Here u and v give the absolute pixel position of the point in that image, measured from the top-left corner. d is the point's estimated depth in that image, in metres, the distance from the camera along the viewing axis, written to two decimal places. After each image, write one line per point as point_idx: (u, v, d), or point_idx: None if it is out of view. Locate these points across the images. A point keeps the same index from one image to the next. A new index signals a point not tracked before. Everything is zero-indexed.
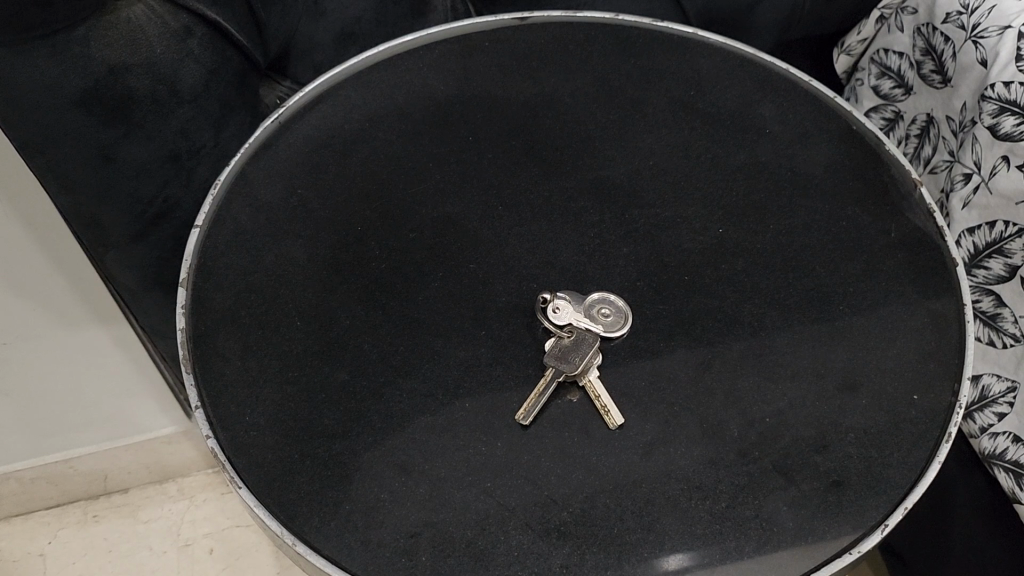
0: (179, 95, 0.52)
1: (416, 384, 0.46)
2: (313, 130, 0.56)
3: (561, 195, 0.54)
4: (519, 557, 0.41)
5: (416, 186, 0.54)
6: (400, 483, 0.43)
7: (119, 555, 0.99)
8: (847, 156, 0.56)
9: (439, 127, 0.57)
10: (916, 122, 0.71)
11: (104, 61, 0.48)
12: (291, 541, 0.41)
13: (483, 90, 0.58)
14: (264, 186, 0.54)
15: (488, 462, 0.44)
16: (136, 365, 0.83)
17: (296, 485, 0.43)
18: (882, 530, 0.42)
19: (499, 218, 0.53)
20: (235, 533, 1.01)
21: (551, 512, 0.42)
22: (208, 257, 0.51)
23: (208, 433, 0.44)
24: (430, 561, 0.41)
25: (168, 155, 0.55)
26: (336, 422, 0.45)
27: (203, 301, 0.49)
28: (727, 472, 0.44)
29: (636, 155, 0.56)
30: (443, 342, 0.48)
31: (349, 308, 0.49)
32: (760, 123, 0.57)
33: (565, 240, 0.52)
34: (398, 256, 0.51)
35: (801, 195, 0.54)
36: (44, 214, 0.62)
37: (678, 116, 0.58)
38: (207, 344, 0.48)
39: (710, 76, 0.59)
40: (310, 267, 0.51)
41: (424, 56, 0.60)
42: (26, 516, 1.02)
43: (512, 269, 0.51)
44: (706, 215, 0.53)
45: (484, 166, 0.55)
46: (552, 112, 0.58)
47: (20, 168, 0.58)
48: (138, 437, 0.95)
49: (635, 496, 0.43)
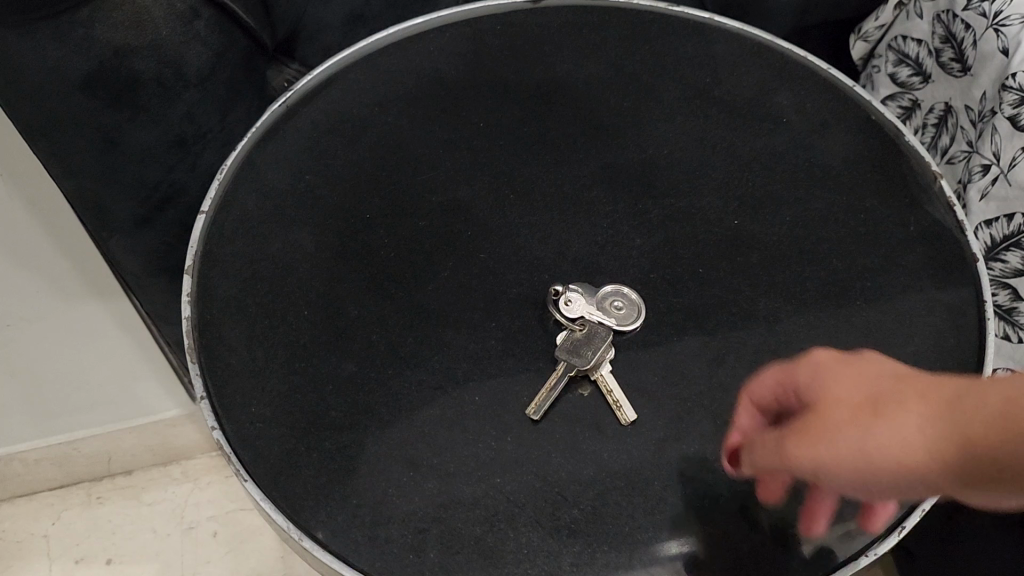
0: (185, 78, 0.51)
1: (423, 375, 0.46)
2: (321, 115, 0.55)
3: (573, 183, 0.53)
4: (528, 555, 0.40)
5: (426, 173, 0.53)
6: (408, 478, 0.43)
7: (123, 536, 1.00)
8: (867, 148, 0.55)
9: (450, 113, 0.56)
10: (935, 111, 0.70)
11: (109, 43, 0.47)
12: (298, 536, 0.41)
13: (494, 74, 0.57)
14: (271, 172, 0.52)
15: (499, 457, 0.43)
16: (139, 346, 0.83)
17: (302, 479, 0.42)
18: (898, 532, 0.42)
19: (511, 207, 0.52)
20: (240, 516, 1.02)
21: (560, 510, 0.41)
22: (215, 244, 0.50)
23: (214, 424, 0.44)
24: (438, 558, 0.40)
25: (174, 140, 0.54)
26: (342, 414, 0.44)
27: (209, 289, 0.48)
28: (740, 473, 0.43)
29: (651, 144, 0.55)
30: (451, 333, 0.47)
31: (356, 299, 0.48)
32: (776, 112, 0.56)
33: (577, 231, 0.51)
34: (407, 246, 0.50)
35: (819, 187, 0.53)
36: (50, 197, 0.62)
37: (693, 104, 0.57)
38: (214, 333, 0.47)
39: (726, 63, 0.58)
40: (317, 255, 0.50)
41: (435, 40, 0.59)
42: (30, 497, 1.02)
43: (524, 259, 0.50)
44: (721, 206, 0.52)
45: (496, 154, 0.54)
46: (565, 97, 0.57)
47: (25, 152, 0.57)
48: (144, 419, 0.95)
49: (648, 494, 0.42)
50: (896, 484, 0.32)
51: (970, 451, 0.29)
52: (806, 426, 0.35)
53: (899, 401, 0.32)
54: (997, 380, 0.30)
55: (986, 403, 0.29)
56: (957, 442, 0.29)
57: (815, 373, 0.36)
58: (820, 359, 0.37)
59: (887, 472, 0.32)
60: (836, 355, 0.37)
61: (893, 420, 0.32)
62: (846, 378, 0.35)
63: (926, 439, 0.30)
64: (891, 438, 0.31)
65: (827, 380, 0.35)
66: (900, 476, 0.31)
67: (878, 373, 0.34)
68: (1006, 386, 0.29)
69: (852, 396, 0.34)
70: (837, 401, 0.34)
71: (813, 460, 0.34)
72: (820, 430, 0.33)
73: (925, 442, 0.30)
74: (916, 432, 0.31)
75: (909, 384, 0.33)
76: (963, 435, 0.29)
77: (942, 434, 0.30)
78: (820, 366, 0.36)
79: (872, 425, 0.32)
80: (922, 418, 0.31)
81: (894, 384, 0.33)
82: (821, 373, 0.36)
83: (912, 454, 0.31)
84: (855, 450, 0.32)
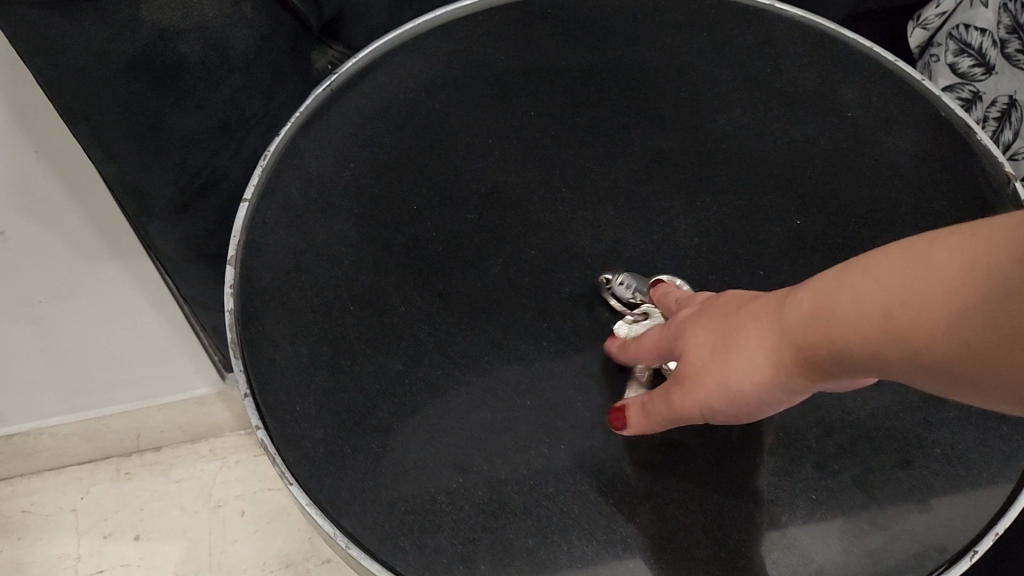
0: (231, 61, 0.49)
1: (474, 377, 0.44)
2: (367, 99, 0.53)
3: (628, 177, 0.51)
4: (582, 568, 0.40)
5: (474, 164, 0.51)
6: (457, 483, 0.41)
7: (151, 513, 0.99)
8: (935, 146, 0.52)
9: (500, 100, 0.54)
10: (997, 105, 0.66)
11: (154, 26, 0.45)
12: (345, 544, 0.39)
13: (544, 59, 0.55)
14: (315, 158, 0.51)
15: (551, 465, 0.42)
16: (172, 326, 0.81)
17: (349, 482, 0.41)
18: (970, 557, 0.39)
19: (564, 200, 0.51)
20: (267, 495, 1.02)
21: (617, 522, 0.41)
22: (259, 233, 0.48)
23: (258, 423, 0.42)
24: (489, 568, 0.39)
25: (218, 124, 0.52)
26: (390, 415, 0.43)
27: (252, 281, 0.46)
28: (803, 485, 0.42)
29: (707, 137, 0.53)
30: (503, 333, 0.46)
31: (403, 294, 0.47)
32: (840, 106, 0.54)
33: (631, 227, 0.50)
34: (456, 237, 0.49)
35: (885, 187, 0.51)
36: (91, 186, 0.60)
37: (753, 96, 0.54)
38: (257, 326, 0.45)
39: (788, 53, 0.56)
40: (364, 247, 0.48)
41: (484, 22, 0.56)
42: (59, 471, 1.02)
43: (576, 258, 0.49)
44: (782, 206, 0.50)
45: (547, 143, 0.52)
46: (619, 85, 0.54)
47: (71, 144, 0.55)
48: (173, 397, 0.94)
49: (705, 507, 0.41)
50: (763, 403, 0.38)
51: (807, 361, 0.35)
52: (684, 370, 0.40)
53: (741, 334, 0.38)
54: (800, 290, 0.37)
55: (800, 317, 0.36)
56: (791, 353, 0.36)
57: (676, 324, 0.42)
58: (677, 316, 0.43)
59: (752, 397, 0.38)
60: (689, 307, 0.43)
61: (745, 351, 0.38)
62: (705, 324, 0.40)
63: (769, 355, 0.37)
64: (741, 364, 0.38)
65: (681, 328, 0.42)
66: (768, 391, 0.37)
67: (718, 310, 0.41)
68: (809, 294, 0.36)
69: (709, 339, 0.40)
70: (702, 347, 0.39)
71: (696, 401, 0.39)
72: (692, 377, 0.39)
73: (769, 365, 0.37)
74: (757, 351, 0.37)
75: (745, 314, 0.39)
76: (795, 346, 0.36)
77: (783, 351, 0.36)
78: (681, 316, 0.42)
79: (726, 356, 0.38)
80: (760, 339, 0.37)
81: (740, 317, 0.39)
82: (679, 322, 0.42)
83: (764, 370, 0.37)
84: (723, 386, 0.38)
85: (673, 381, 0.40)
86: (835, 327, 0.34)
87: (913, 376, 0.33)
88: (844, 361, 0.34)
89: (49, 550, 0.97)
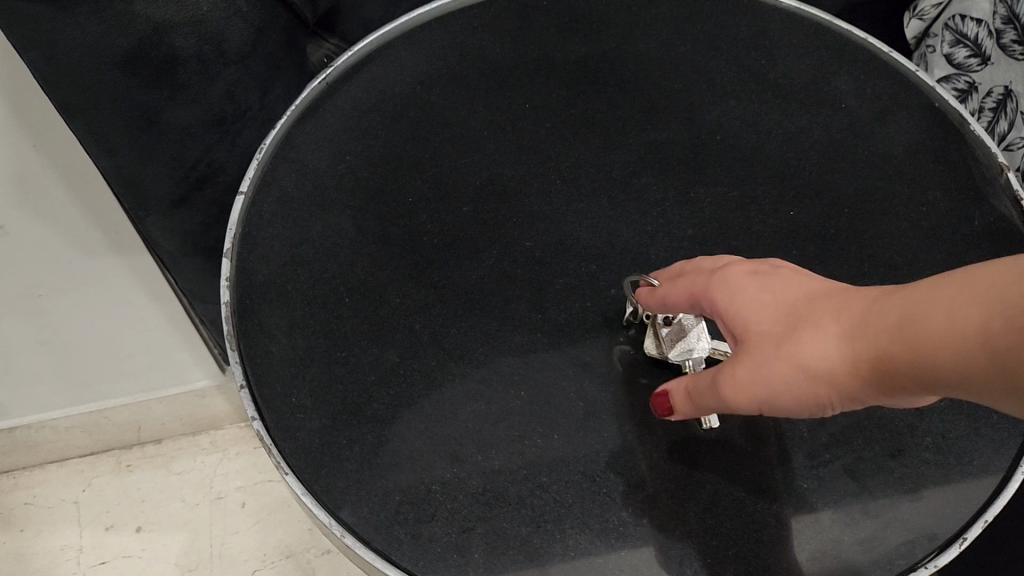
0: (225, 55, 0.50)
1: (468, 368, 0.45)
2: (363, 92, 0.53)
3: (622, 169, 0.52)
4: (574, 557, 0.40)
5: (469, 156, 0.52)
6: (451, 473, 0.42)
7: (152, 505, 1.00)
8: (929, 137, 0.52)
9: (495, 92, 0.54)
10: (992, 96, 0.66)
11: (149, 20, 0.45)
12: (339, 533, 0.40)
13: (540, 51, 0.55)
14: (310, 152, 0.51)
15: (545, 455, 0.42)
16: (171, 319, 0.82)
17: (344, 473, 0.42)
18: (959, 544, 0.40)
19: (557, 192, 0.51)
20: (267, 487, 1.02)
21: (609, 511, 0.41)
22: (254, 226, 0.48)
23: (254, 414, 0.42)
24: (483, 558, 0.40)
25: (214, 118, 0.53)
26: (385, 406, 0.43)
27: (248, 273, 0.47)
28: (795, 474, 0.42)
29: (701, 130, 0.53)
30: (497, 325, 0.46)
31: (398, 287, 0.47)
32: (834, 96, 0.54)
33: (624, 219, 0.50)
34: (450, 230, 0.49)
35: (879, 177, 0.51)
36: (89, 181, 0.60)
37: (747, 87, 0.55)
38: (253, 319, 0.45)
39: (782, 44, 0.56)
40: (359, 239, 0.48)
41: (479, 14, 0.56)
42: (61, 463, 1.03)
43: (570, 249, 0.49)
44: (776, 196, 0.51)
45: (542, 135, 0.53)
46: (613, 77, 0.55)
47: (68, 138, 0.55)
48: (174, 390, 0.95)
49: (697, 497, 0.42)
50: (826, 403, 0.37)
51: (879, 366, 0.34)
52: (746, 358, 0.38)
53: (810, 327, 0.37)
54: (891, 293, 0.34)
55: (886, 320, 0.33)
56: (865, 357, 0.34)
57: (730, 298, 0.40)
58: (737, 280, 0.41)
59: (813, 394, 0.36)
60: (751, 275, 0.41)
61: (811, 346, 0.36)
62: (769, 309, 0.39)
63: (843, 355, 0.35)
64: (812, 362, 0.36)
65: (738, 304, 0.40)
66: (832, 392, 0.36)
67: (791, 294, 0.39)
68: (898, 298, 0.33)
69: (772, 326, 0.38)
70: (765, 335, 0.38)
71: (752, 397, 0.38)
72: (750, 368, 0.38)
73: (839, 364, 0.35)
74: (830, 348, 0.36)
75: (824, 308, 0.37)
76: (874, 352, 0.34)
77: (859, 352, 0.35)
78: (736, 287, 0.40)
79: (792, 348, 0.37)
80: (840, 335, 0.36)
81: (815, 310, 0.37)
82: (734, 295, 0.40)
83: (833, 370, 0.35)
84: (785, 384, 0.37)
85: (729, 371, 0.39)
86: (915, 334, 0.32)
87: (985, 396, 0.31)
88: (916, 375, 0.32)
89: (53, 542, 0.98)
